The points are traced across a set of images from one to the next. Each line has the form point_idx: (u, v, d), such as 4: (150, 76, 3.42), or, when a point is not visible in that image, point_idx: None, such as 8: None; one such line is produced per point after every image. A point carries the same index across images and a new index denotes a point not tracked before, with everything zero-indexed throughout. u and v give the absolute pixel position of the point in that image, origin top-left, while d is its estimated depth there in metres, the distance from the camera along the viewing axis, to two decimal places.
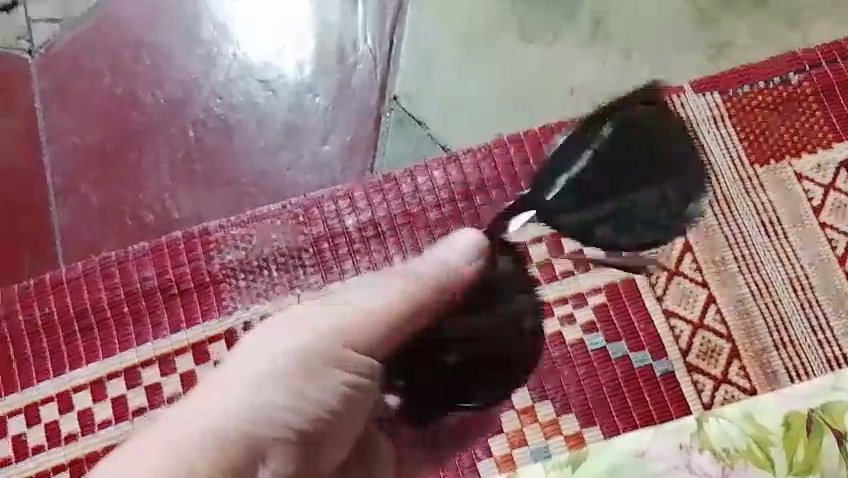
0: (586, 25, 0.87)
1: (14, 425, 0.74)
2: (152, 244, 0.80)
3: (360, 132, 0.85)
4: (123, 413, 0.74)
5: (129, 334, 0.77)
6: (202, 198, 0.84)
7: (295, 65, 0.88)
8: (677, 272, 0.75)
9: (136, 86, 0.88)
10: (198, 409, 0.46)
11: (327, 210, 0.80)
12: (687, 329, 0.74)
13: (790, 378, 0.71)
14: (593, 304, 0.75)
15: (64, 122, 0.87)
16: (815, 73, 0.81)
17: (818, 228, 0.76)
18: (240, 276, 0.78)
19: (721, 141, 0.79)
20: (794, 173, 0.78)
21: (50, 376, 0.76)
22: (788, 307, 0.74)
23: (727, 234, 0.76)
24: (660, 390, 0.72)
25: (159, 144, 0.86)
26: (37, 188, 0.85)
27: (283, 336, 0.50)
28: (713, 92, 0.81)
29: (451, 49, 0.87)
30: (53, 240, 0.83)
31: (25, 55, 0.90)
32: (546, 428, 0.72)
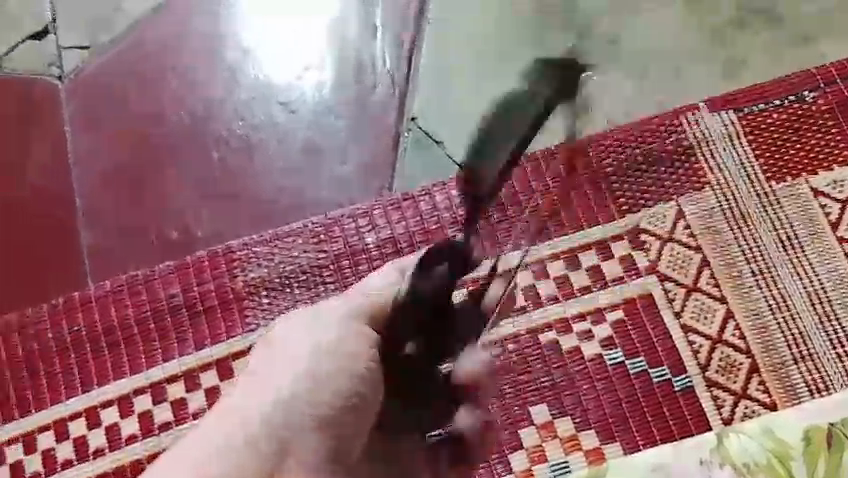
0: (600, 45, 0.88)
1: (43, 440, 0.76)
2: (177, 263, 0.82)
3: (379, 151, 0.87)
4: (149, 428, 0.76)
5: (155, 350, 0.78)
6: (225, 217, 0.86)
7: (316, 87, 0.91)
8: (695, 287, 0.76)
9: (162, 110, 0.91)
10: (234, 414, 0.48)
11: (347, 228, 0.81)
12: (706, 344, 0.74)
13: (811, 393, 0.71)
14: (611, 320, 0.76)
15: (92, 145, 0.90)
16: (830, 90, 0.82)
17: (836, 244, 0.76)
18: (263, 294, 0.79)
19: (736, 158, 0.80)
20: (811, 189, 0.78)
21: (77, 392, 0.78)
22: (807, 323, 0.74)
23: (744, 250, 0.77)
24: (679, 405, 0.73)
25: (184, 165, 0.88)
26: (67, 209, 0.88)
27: (303, 333, 0.50)
28: (728, 110, 0.82)
29: (467, 69, 0.89)
30: (80, 259, 0.85)
31: (55, 81, 0.93)
32: (566, 443, 0.72)
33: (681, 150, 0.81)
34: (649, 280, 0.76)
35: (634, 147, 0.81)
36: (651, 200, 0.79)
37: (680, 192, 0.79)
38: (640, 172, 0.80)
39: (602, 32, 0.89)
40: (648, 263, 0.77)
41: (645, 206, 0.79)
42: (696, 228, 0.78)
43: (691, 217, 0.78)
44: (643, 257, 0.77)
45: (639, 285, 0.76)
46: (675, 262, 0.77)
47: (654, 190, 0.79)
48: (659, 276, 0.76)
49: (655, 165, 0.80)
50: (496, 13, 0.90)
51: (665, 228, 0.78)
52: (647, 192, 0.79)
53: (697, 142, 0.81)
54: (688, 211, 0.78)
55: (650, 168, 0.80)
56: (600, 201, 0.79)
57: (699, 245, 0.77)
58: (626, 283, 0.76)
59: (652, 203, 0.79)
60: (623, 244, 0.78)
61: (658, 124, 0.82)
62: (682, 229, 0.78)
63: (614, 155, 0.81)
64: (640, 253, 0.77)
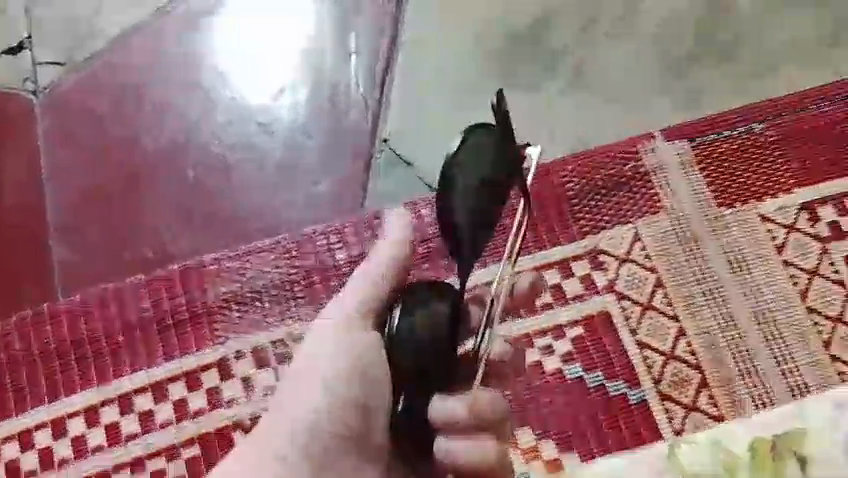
0: (564, 75, 0.93)
1: (8, 451, 0.77)
2: (149, 277, 0.83)
3: (351, 171, 0.90)
4: (116, 440, 0.76)
5: (124, 362, 0.79)
6: (198, 233, 0.88)
7: (290, 108, 0.93)
8: (650, 306, 0.80)
9: (137, 126, 0.92)
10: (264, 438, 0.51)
11: (318, 245, 0.84)
12: (659, 360, 0.78)
13: (757, 407, 0.76)
14: (571, 336, 0.79)
15: (65, 159, 0.91)
16: (776, 122, 0.87)
17: (781, 266, 0.81)
18: (234, 308, 0.81)
19: (689, 185, 0.85)
20: (758, 215, 0.83)
21: (45, 403, 0.78)
22: (754, 340, 0.78)
23: (696, 271, 0.81)
24: (634, 417, 0.76)
25: (158, 181, 0.90)
26: (38, 221, 0.89)
27: (316, 347, 0.52)
28: (681, 139, 0.87)
29: (438, 95, 0.93)
30: (51, 271, 0.86)
31: (29, 95, 0.94)
32: (527, 454, 0.75)
33: (638, 176, 0.85)
34: (607, 298, 0.80)
35: (594, 173, 0.86)
36: (610, 223, 0.83)
37: (637, 215, 0.83)
38: (600, 196, 0.85)
39: (566, 63, 0.94)
40: (606, 282, 0.81)
41: (604, 228, 0.83)
42: (651, 249, 0.82)
43: (647, 239, 0.82)
44: (602, 276, 0.81)
45: (598, 303, 0.80)
46: (631, 281, 0.81)
47: (613, 213, 0.84)
48: (617, 294, 0.80)
49: (614, 190, 0.85)
50: (467, 44, 0.95)
51: (622, 249, 0.82)
52: (606, 215, 0.83)
53: (653, 169, 0.85)
54: (644, 234, 0.83)
55: (609, 192, 0.85)
56: (562, 223, 0.83)
57: (654, 265, 0.81)
58: (586, 301, 0.80)
59: (610, 226, 0.83)
60: (583, 264, 0.82)
61: (617, 152, 0.87)
62: (638, 251, 0.82)
63: (576, 180, 0.86)
64: (599, 272, 0.81)
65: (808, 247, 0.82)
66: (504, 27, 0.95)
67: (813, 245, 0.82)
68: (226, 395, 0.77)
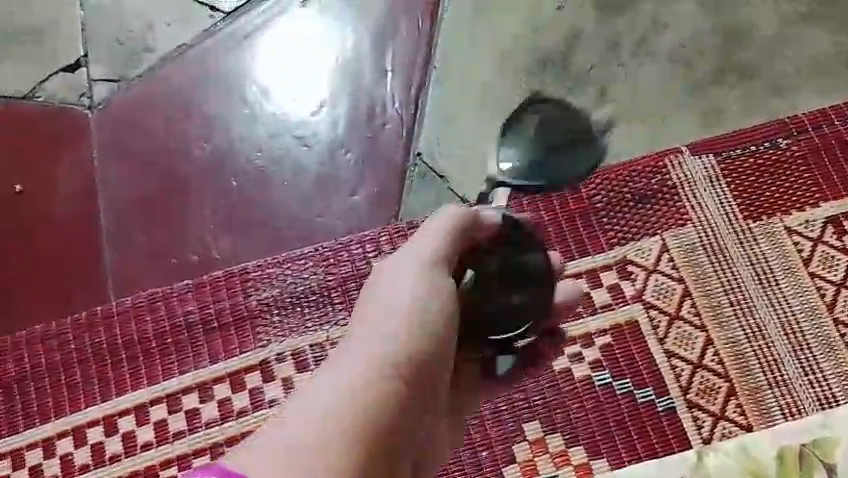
0: (591, 90, 0.96)
1: (62, 446, 0.81)
2: (196, 281, 0.88)
3: (387, 183, 0.94)
4: (164, 436, 0.80)
5: (172, 363, 0.83)
6: (242, 240, 0.92)
7: (330, 123, 0.97)
8: (677, 316, 0.82)
9: (185, 139, 0.98)
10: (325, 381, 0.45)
11: (355, 253, 0.87)
12: (687, 369, 0.80)
13: (784, 416, 0.77)
14: (600, 343, 0.82)
15: (119, 169, 0.96)
16: (802, 138, 0.89)
17: (807, 278, 0.82)
18: (274, 313, 0.85)
19: (716, 198, 0.87)
20: (785, 228, 0.85)
21: (97, 400, 0.83)
22: (781, 351, 0.80)
23: (723, 281, 0.83)
24: (662, 424, 0.78)
25: (204, 191, 0.95)
26: (92, 228, 0.94)
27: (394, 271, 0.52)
28: (709, 153, 0.89)
29: (470, 110, 0.96)
30: (104, 275, 0.91)
31: (85, 110, 1.00)
32: (556, 458, 0.78)
33: (665, 189, 0.87)
34: (635, 308, 0.82)
35: (622, 185, 0.88)
36: (637, 234, 0.86)
37: (664, 228, 0.86)
38: (627, 208, 0.87)
39: (594, 79, 0.96)
40: (634, 291, 0.83)
41: (632, 239, 0.85)
42: (678, 260, 0.84)
43: (674, 251, 0.84)
44: (630, 285, 0.83)
45: (626, 312, 0.82)
46: (659, 291, 0.83)
47: (641, 225, 0.86)
48: (644, 304, 0.83)
49: (642, 203, 0.87)
50: (498, 61, 0.98)
51: (650, 260, 0.84)
52: (634, 227, 0.86)
53: (680, 182, 0.88)
54: (671, 245, 0.85)
55: (637, 205, 0.87)
56: (590, 234, 0.86)
57: (682, 276, 0.83)
58: (614, 310, 0.83)
59: (638, 237, 0.85)
60: (611, 274, 0.84)
61: (643, 166, 0.89)
62: (666, 261, 0.84)
63: (604, 192, 0.88)
64: (628, 282, 0.84)
65: (834, 260, 0.83)
66: (533, 45, 0.98)
67: (839, 258, 0.83)
68: (268, 396, 0.81)
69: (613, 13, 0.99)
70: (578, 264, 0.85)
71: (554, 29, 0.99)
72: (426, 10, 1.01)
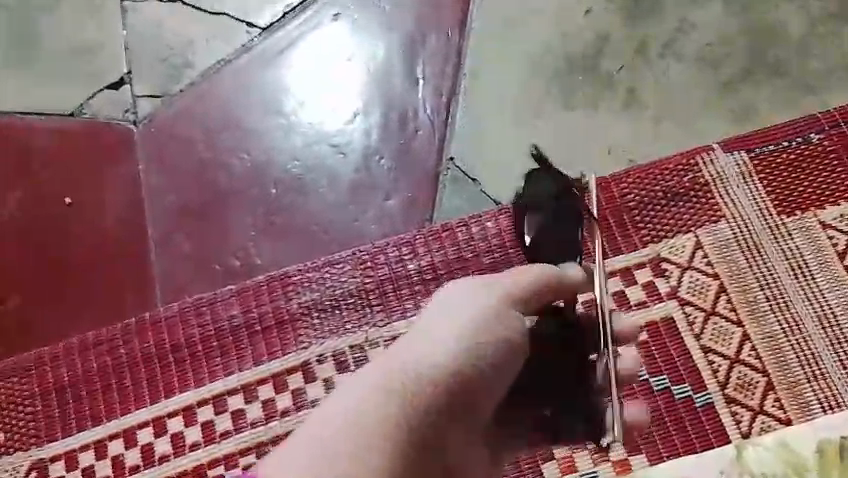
0: (620, 93, 0.97)
1: (114, 447, 0.84)
2: (238, 286, 0.90)
3: (421, 188, 0.96)
4: (211, 436, 0.83)
5: (217, 365, 0.86)
6: (282, 247, 0.95)
7: (364, 132, 1.00)
8: (713, 311, 0.82)
9: (226, 151, 1.01)
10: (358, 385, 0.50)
11: (391, 256, 0.89)
12: (724, 364, 0.80)
13: (823, 409, 0.77)
14: (635, 341, 0.82)
15: (162, 182, 1.00)
16: (834, 132, 0.89)
17: (843, 272, 0.82)
18: (315, 316, 0.87)
19: (748, 194, 0.87)
20: (819, 222, 0.85)
21: (147, 403, 0.86)
22: (819, 345, 0.80)
23: (758, 277, 0.83)
24: (701, 420, 0.78)
25: (245, 200, 0.98)
26: (139, 238, 0.98)
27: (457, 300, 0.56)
28: (741, 150, 0.89)
29: (500, 115, 0.98)
30: (152, 283, 0.95)
31: (130, 125, 1.04)
32: (594, 454, 0.78)
33: (697, 187, 0.88)
34: (670, 304, 0.83)
35: (653, 185, 0.89)
36: (670, 232, 0.86)
37: (697, 225, 0.86)
38: (660, 207, 0.88)
39: (623, 82, 0.97)
40: (668, 289, 0.84)
41: (665, 238, 0.86)
42: (713, 257, 0.85)
43: (708, 247, 0.85)
44: (664, 283, 0.84)
45: (660, 309, 0.83)
46: (693, 288, 0.83)
47: (673, 223, 0.87)
48: (679, 301, 0.83)
49: (674, 201, 0.88)
50: (526, 67, 1.00)
51: (684, 257, 0.85)
52: (666, 225, 0.87)
53: (711, 180, 0.88)
54: (705, 242, 0.85)
55: (669, 203, 0.88)
56: (623, 233, 0.87)
57: (716, 272, 0.84)
58: (649, 307, 0.83)
59: (671, 235, 0.86)
60: (645, 272, 0.85)
61: (675, 164, 0.90)
62: (700, 258, 0.85)
63: (636, 192, 0.89)
64: (662, 279, 0.84)
65: None
66: (561, 51, 1.00)
67: None
68: (310, 396, 0.84)
69: (639, 16, 1.00)
70: (630, 255, 0.86)
71: (582, 33, 1.00)
72: (455, 19, 1.03)
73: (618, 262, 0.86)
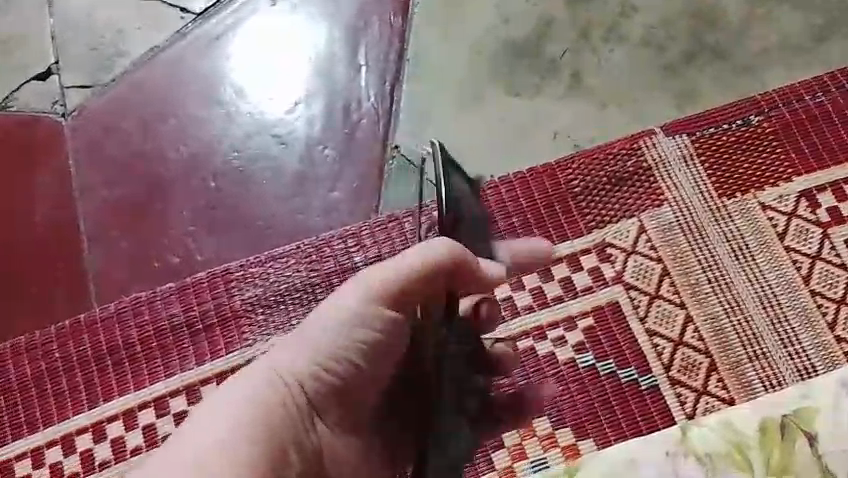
0: (565, 77, 0.97)
1: (51, 454, 0.81)
2: (178, 284, 0.88)
3: (366, 177, 0.94)
4: (153, 440, 0.80)
5: (158, 366, 0.84)
6: (224, 242, 0.92)
7: (306, 121, 0.97)
8: (657, 295, 0.83)
9: (162, 143, 0.97)
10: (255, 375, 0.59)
11: (337, 248, 0.88)
12: (669, 346, 0.81)
13: (765, 388, 0.78)
14: (582, 326, 0.83)
15: (95, 177, 0.96)
16: (773, 114, 0.90)
17: (782, 252, 0.84)
18: (259, 312, 0.85)
19: (690, 177, 0.88)
20: (759, 204, 0.86)
21: (85, 408, 0.82)
22: (759, 324, 0.81)
23: (700, 259, 0.84)
24: (647, 402, 0.79)
25: (183, 193, 0.95)
26: (72, 237, 0.94)
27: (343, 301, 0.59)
28: (682, 134, 0.90)
29: (445, 102, 0.97)
30: (87, 283, 0.91)
31: (59, 118, 0.99)
32: (544, 441, 0.79)
33: (640, 171, 0.89)
34: (616, 290, 0.84)
35: (597, 170, 0.89)
36: (615, 217, 0.87)
37: (640, 209, 0.87)
38: (604, 192, 0.88)
39: (567, 66, 0.97)
40: (614, 273, 0.84)
41: (610, 223, 0.86)
42: (656, 240, 0.85)
43: (652, 231, 0.86)
44: (610, 268, 0.84)
45: (606, 294, 0.83)
46: (638, 272, 0.84)
47: (617, 208, 0.87)
48: (625, 285, 0.84)
49: (617, 186, 0.88)
50: (470, 52, 0.99)
51: (628, 242, 0.85)
52: (611, 210, 0.87)
53: (654, 164, 0.89)
54: (648, 226, 0.86)
55: (613, 188, 0.88)
56: (568, 219, 0.87)
57: (659, 256, 0.84)
58: (595, 293, 0.84)
59: (615, 220, 0.86)
60: (591, 258, 0.85)
61: (618, 149, 0.90)
62: (644, 242, 0.85)
63: (580, 178, 0.89)
64: (607, 264, 0.85)
65: (808, 233, 0.85)
66: (505, 35, 0.99)
67: (813, 231, 0.85)
68: None
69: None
70: (574, 242, 0.86)
71: (526, 17, 1.00)
72: (398, 4, 1.01)
73: (563, 249, 0.86)
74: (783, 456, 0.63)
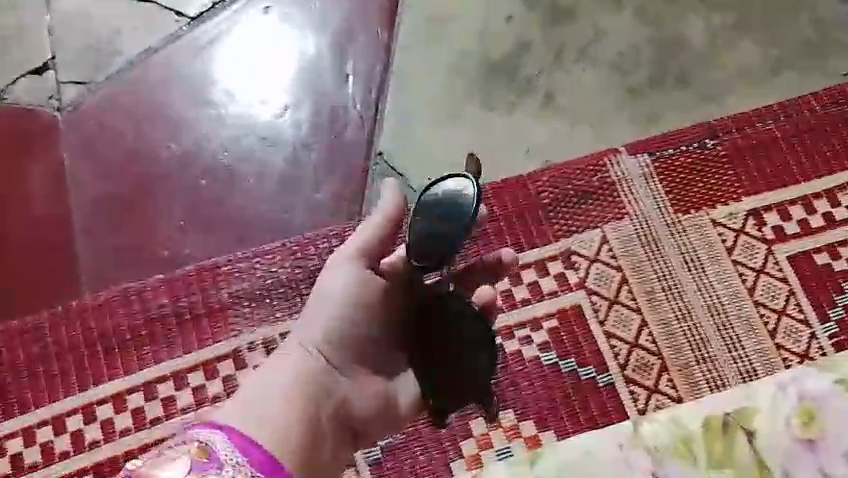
0: (539, 96, 1.03)
1: (42, 434, 0.85)
2: (168, 276, 0.92)
3: (349, 181, 1.00)
4: (141, 423, 0.85)
5: (147, 353, 0.88)
6: (212, 239, 0.97)
7: (294, 125, 1.03)
8: (616, 300, 0.90)
9: (155, 140, 1.02)
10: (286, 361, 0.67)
11: (320, 247, 0.94)
12: (625, 348, 0.88)
13: (710, 388, 0.86)
14: (546, 327, 0.89)
15: (88, 170, 1.00)
16: (726, 139, 0.99)
17: (730, 265, 0.92)
18: (244, 305, 0.90)
19: (650, 193, 0.95)
20: (711, 220, 0.94)
21: (75, 391, 0.86)
22: (707, 330, 0.89)
23: (656, 269, 0.92)
24: (603, 398, 0.86)
25: (173, 189, 0.99)
26: (64, 228, 0.97)
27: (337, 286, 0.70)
28: (644, 154, 0.98)
29: (426, 114, 1.03)
30: (77, 272, 0.95)
31: (54, 112, 1.03)
32: (508, 432, 0.85)
33: (605, 185, 0.96)
34: (579, 294, 0.91)
35: (566, 183, 0.96)
36: (580, 228, 0.94)
37: (603, 221, 0.94)
38: (571, 204, 0.95)
39: (542, 85, 1.04)
40: (578, 279, 0.91)
41: (575, 233, 0.94)
42: (617, 250, 0.93)
43: (613, 241, 0.93)
44: (574, 274, 0.92)
45: (570, 298, 0.90)
46: (600, 278, 0.91)
47: (582, 219, 0.94)
48: (587, 290, 0.91)
49: (583, 198, 0.95)
50: (451, 67, 1.05)
51: (591, 251, 0.93)
52: (576, 221, 0.94)
53: (617, 180, 0.96)
54: (610, 237, 0.93)
55: (579, 201, 0.95)
56: (538, 228, 0.94)
57: (620, 265, 0.92)
58: (560, 296, 0.91)
59: (580, 230, 0.94)
60: (558, 265, 0.92)
61: (585, 165, 0.97)
62: (606, 251, 0.92)
63: (550, 189, 0.96)
64: (572, 271, 0.92)
65: (754, 248, 0.93)
66: (484, 53, 1.06)
67: (759, 247, 0.93)
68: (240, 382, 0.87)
69: (557, 23, 1.07)
70: (542, 250, 0.93)
71: (505, 36, 1.06)
72: (385, 18, 1.07)
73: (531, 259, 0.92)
74: (724, 451, 0.71)
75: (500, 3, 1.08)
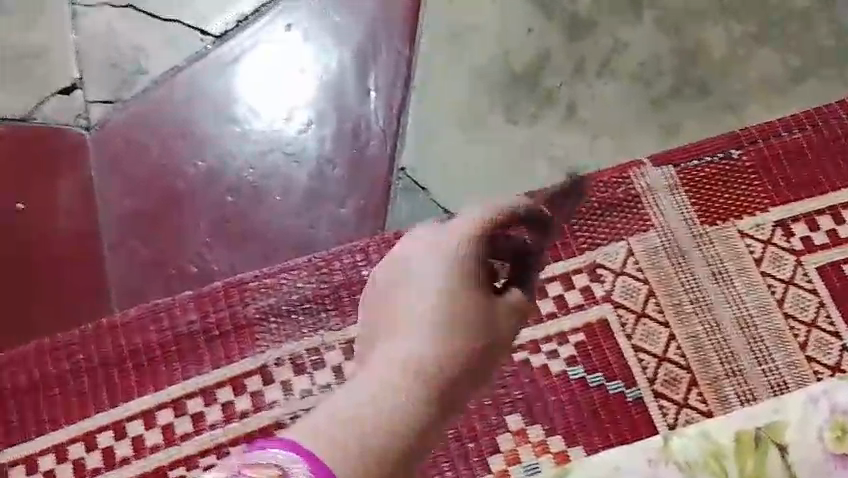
0: (561, 109, 1.03)
1: (74, 451, 0.86)
2: (196, 292, 0.93)
3: (373, 196, 1.00)
4: (172, 439, 0.86)
5: (176, 369, 0.89)
6: (238, 254, 0.98)
7: (317, 140, 1.03)
8: (643, 313, 0.90)
9: (181, 157, 1.03)
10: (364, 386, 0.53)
11: (345, 262, 0.93)
12: (653, 362, 0.88)
13: (741, 402, 0.85)
14: (573, 341, 0.89)
15: (116, 188, 1.01)
16: (752, 148, 0.97)
17: (758, 276, 0.91)
18: (271, 321, 0.91)
19: (675, 205, 0.95)
20: (737, 231, 0.93)
21: (106, 407, 0.87)
22: (737, 343, 0.88)
23: (683, 281, 0.91)
24: (631, 413, 0.86)
25: (200, 206, 1.00)
26: (94, 245, 0.99)
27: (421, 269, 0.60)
28: (668, 165, 0.97)
29: (448, 128, 1.03)
30: (107, 289, 0.96)
31: (82, 130, 1.04)
32: (536, 447, 0.85)
33: (630, 197, 0.95)
34: (605, 308, 0.90)
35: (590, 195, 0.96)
36: (605, 240, 0.93)
37: (628, 233, 0.93)
38: (596, 216, 0.95)
39: (564, 97, 1.04)
40: (603, 292, 0.91)
41: (600, 245, 0.93)
42: (643, 262, 0.92)
43: (639, 254, 0.92)
44: (599, 287, 0.91)
45: (596, 311, 0.90)
46: (626, 292, 0.91)
47: (607, 231, 0.94)
48: (613, 304, 0.90)
49: (608, 210, 0.95)
50: (472, 81, 1.05)
51: (617, 264, 0.92)
52: (601, 234, 0.94)
53: (642, 191, 0.95)
54: (636, 249, 0.93)
55: (604, 213, 0.95)
56: (563, 240, 0.93)
57: (646, 277, 0.91)
58: (586, 309, 0.90)
59: (605, 243, 0.93)
60: (583, 278, 0.92)
61: (609, 177, 0.96)
62: (632, 264, 0.92)
63: None
64: (597, 284, 0.91)
65: (782, 259, 0.92)
66: (505, 66, 1.06)
67: (787, 258, 0.92)
68: (267, 398, 0.87)
69: (578, 35, 1.07)
70: (567, 263, 0.92)
71: (525, 49, 1.06)
72: (406, 33, 1.07)
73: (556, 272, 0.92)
74: (756, 466, 0.69)
75: (520, 16, 1.08)
